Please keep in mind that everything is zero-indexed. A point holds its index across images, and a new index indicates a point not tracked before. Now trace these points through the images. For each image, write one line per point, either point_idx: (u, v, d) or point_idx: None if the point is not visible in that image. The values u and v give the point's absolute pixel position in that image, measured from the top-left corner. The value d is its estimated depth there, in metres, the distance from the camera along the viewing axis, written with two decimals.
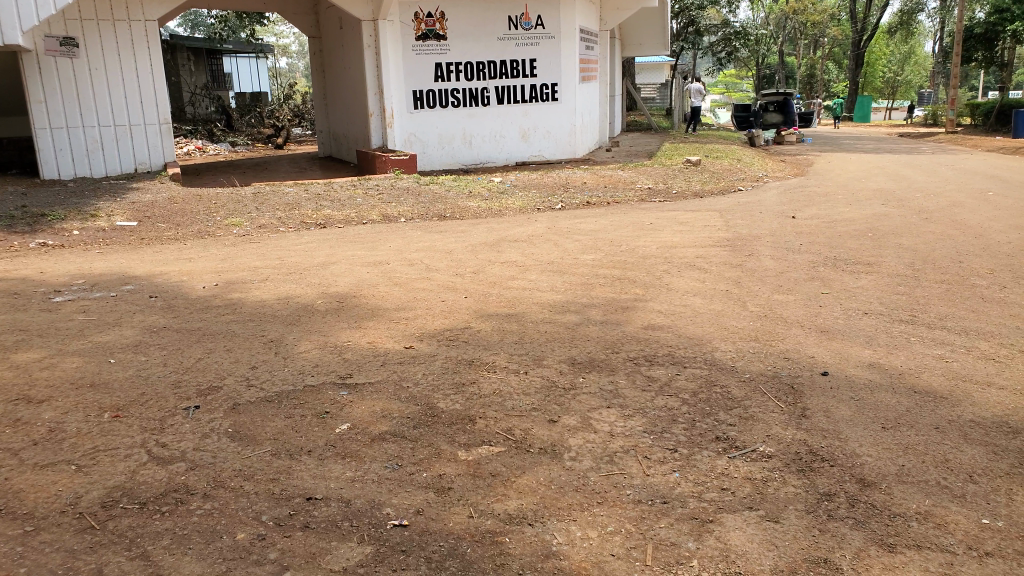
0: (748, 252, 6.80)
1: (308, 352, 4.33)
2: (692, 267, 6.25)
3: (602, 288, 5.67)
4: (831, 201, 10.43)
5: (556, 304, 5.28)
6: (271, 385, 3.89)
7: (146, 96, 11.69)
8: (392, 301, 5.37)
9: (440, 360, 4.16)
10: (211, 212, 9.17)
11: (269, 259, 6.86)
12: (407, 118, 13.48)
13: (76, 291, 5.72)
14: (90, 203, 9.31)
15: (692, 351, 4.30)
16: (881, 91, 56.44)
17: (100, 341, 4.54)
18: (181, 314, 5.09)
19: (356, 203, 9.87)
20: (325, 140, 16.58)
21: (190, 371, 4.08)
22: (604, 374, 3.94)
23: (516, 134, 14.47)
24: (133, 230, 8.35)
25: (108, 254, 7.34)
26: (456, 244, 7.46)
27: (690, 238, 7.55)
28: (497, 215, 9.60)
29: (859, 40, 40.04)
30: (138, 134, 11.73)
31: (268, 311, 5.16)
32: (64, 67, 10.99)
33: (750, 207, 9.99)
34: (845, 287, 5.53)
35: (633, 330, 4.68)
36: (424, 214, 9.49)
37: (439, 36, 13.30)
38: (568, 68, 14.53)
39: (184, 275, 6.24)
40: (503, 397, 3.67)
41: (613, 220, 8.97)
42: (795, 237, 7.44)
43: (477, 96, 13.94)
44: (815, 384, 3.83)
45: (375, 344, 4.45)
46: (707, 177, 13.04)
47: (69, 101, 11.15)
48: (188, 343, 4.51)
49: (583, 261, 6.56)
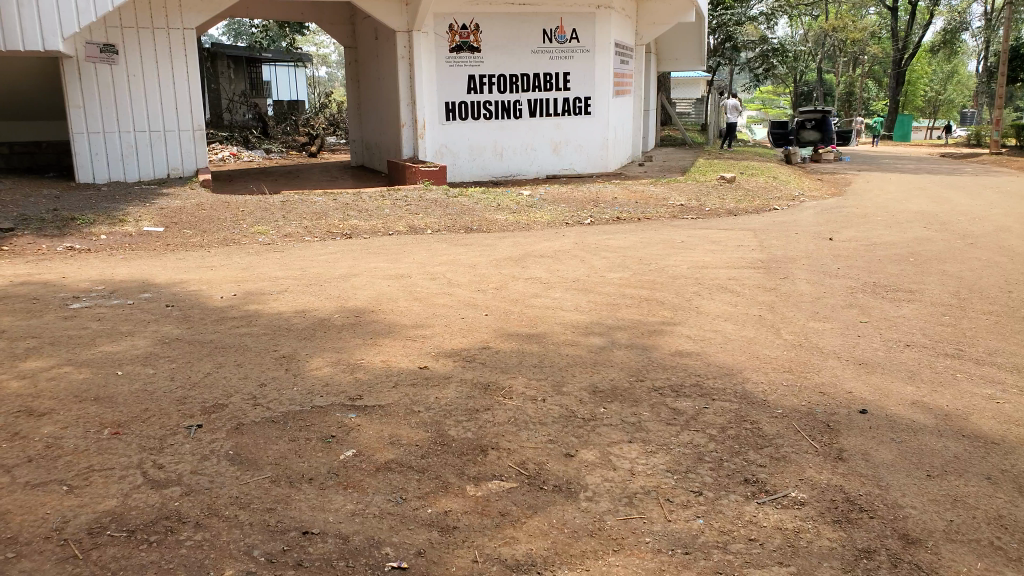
0: (782, 275, 6.53)
1: (319, 370, 4.18)
2: (724, 290, 6.00)
3: (628, 309, 5.45)
4: (870, 222, 10.09)
5: (579, 325, 5.07)
6: (277, 404, 3.74)
7: (181, 103, 11.74)
8: (409, 317, 5.21)
9: (455, 383, 3.98)
10: (237, 219, 9.12)
11: (291, 269, 6.76)
12: (438, 129, 13.40)
13: (94, 297, 5.65)
14: (119, 207, 9.33)
15: (722, 381, 4.07)
16: (922, 110, 55.50)
17: (110, 351, 4.43)
18: (196, 325, 4.98)
19: (383, 213, 9.77)
20: (357, 149, 16.57)
21: (197, 386, 3.95)
22: (626, 404, 3.72)
23: (547, 147, 14.30)
24: (159, 235, 8.33)
25: (132, 260, 7.30)
26: (480, 258, 7.29)
27: (722, 258, 7.29)
28: (524, 229, 9.42)
29: (901, 58, 39.26)
30: (172, 140, 11.77)
31: (284, 324, 5.02)
32: (103, 73, 11.10)
33: (785, 226, 9.69)
34: (885, 316, 5.24)
35: (660, 356, 4.46)
36: (450, 227, 9.35)
37: (472, 48, 13.21)
38: (602, 82, 14.33)
39: (203, 284, 6.15)
40: (518, 427, 3.48)
41: (642, 237, 8.74)
42: (833, 261, 7.14)
43: (509, 108, 13.81)
44: (853, 423, 3.57)
45: (389, 363, 4.29)
46: (741, 195, 12.74)
47: (107, 106, 11.24)
48: (199, 356, 4.39)
49: (610, 280, 6.34)
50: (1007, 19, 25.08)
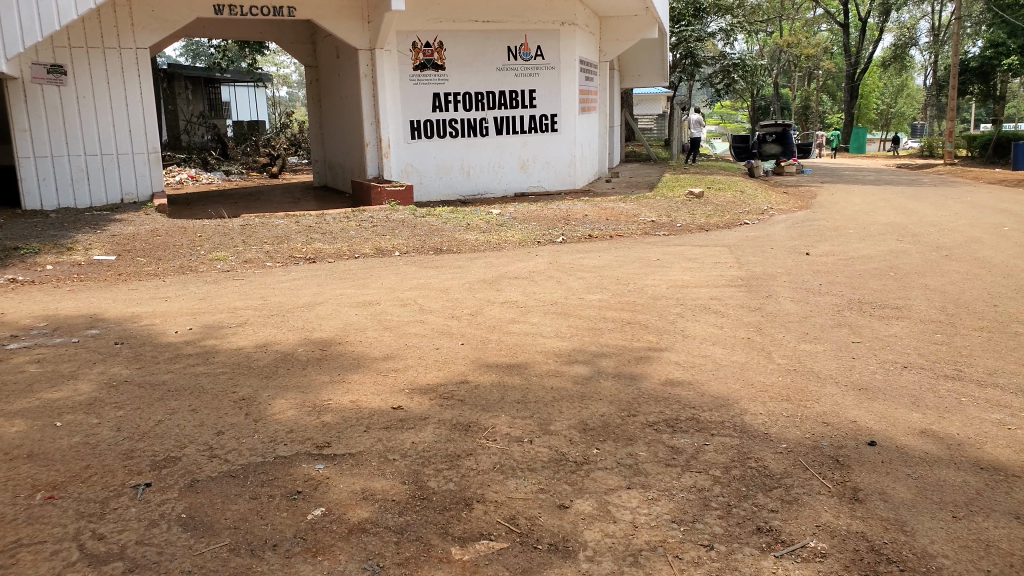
0: (765, 293, 6.33)
1: (282, 414, 3.81)
2: (708, 311, 5.78)
3: (612, 334, 5.18)
4: (843, 235, 10.03)
5: (562, 353, 4.78)
6: (236, 456, 3.37)
7: (134, 125, 11.23)
8: (381, 349, 4.87)
9: (432, 424, 3.65)
10: (194, 245, 8.68)
11: (251, 299, 6.37)
12: (403, 148, 13.09)
13: (36, 335, 5.20)
14: (67, 235, 8.83)
15: (719, 414, 3.81)
16: (875, 122, 56.90)
17: (49, 398, 4.00)
18: (147, 365, 4.56)
19: (349, 235, 9.41)
20: (320, 169, 16.15)
21: (147, 436, 3.55)
22: (620, 444, 3.43)
23: (514, 164, 14.07)
24: (110, 265, 7.86)
25: (79, 292, 6.82)
26: (452, 282, 6.97)
27: (702, 277, 7.08)
28: (495, 249, 9.13)
29: (855, 72, 40.04)
30: (125, 163, 11.25)
31: (244, 361, 4.64)
32: (51, 95, 10.58)
33: (760, 241, 9.57)
34: (877, 336, 5.04)
35: (650, 387, 4.18)
36: (419, 248, 9.02)
37: (436, 66, 12.95)
38: (569, 99, 14.17)
39: (156, 317, 5.73)
40: (504, 475, 3.17)
41: (617, 255, 8.51)
42: (813, 277, 6.98)
43: (475, 126, 13.55)
44: (863, 457, 3.32)
45: (359, 402, 3.94)
46: (711, 210, 12.63)
47: (55, 129, 10.72)
48: (150, 401, 3.98)
49: (590, 302, 6.07)
50: (958, 33, 25.60)
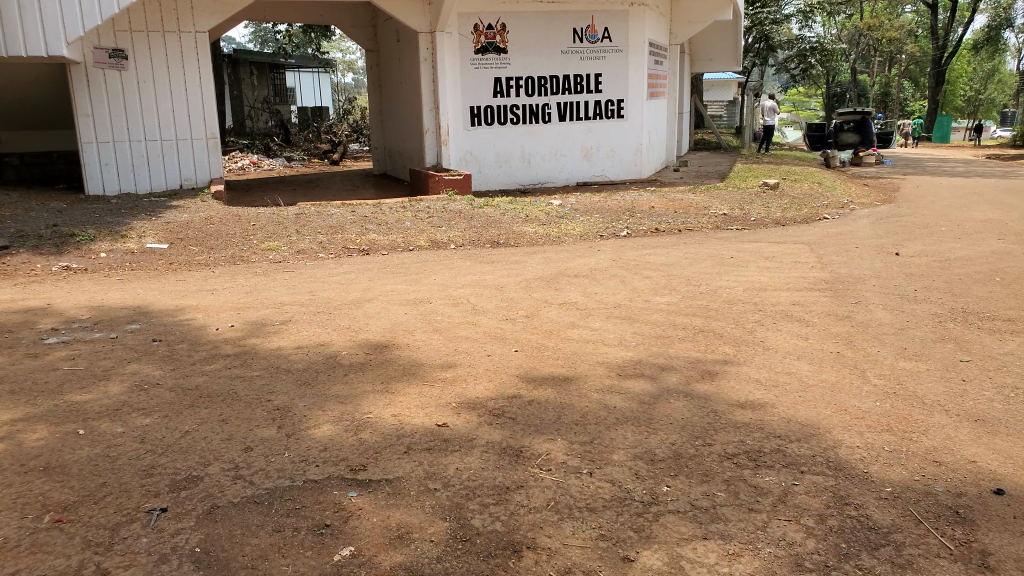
0: (854, 299, 5.72)
1: (317, 428, 3.47)
2: (789, 319, 5.23)
3: (682, 344, 4.70)
4: (935, 233, 9.23)
5: (626, 365, 4.32)
6: (262, 478, 3.04)
7: (193, 110, 11.17)
8: (429, 355, 4.50)
9: (480, 447, 3.26)
10: (247, 234, 8.50)
11: (299, 293, 6.10)
12: (463, 135, 12.71)
13: (75, 329, 5.01)
14: (124, 222, 8.77)
15: (808, 446, 3.30)
16: (960, 110, 53.98)
17: (75, 401, 3.76)
18: (181, 366, 4.30)
19: (404, 226, 9.11)
20: (380, 156, 15.94)
21: (171, 451, 3.27)
22: (695, 482, 2.98)
23: (577, 152, 13.57)
24: (163, 253, 7.73)
25: (128, 282, 6.68)
26: (508, 279, 6.57)
27: (781, 279, 6.50)
28: (555, 243, 8.70)
29: (941, 57, 37.89)
30: (184, 149, 11.21)
31: (283, 364, 4.34)
32: (112, 79, 10.60)
33: (842, 239, 8.86)
34: (989, 354, 4.41)
35: (727, 410, 3.69)
36: (475, 241, 8.65)
37: (499, 49, 12.53)
38: (636, 84, 13.59)
39: (199, 312, 5.50)
40: (559, 516, 2.75)
41: (687, 252, 7.96)
42: (906, 282, 6.33)
43: (538, 112, 13.09)
44: (990, 509, 2.78)
45: (401, 419, 3.58)
46: (786, 203, 11.88)
47: (117, 113, 10.75)
48: (179, 408, 3.71)
49: (658, 306, 5.59)
50: None
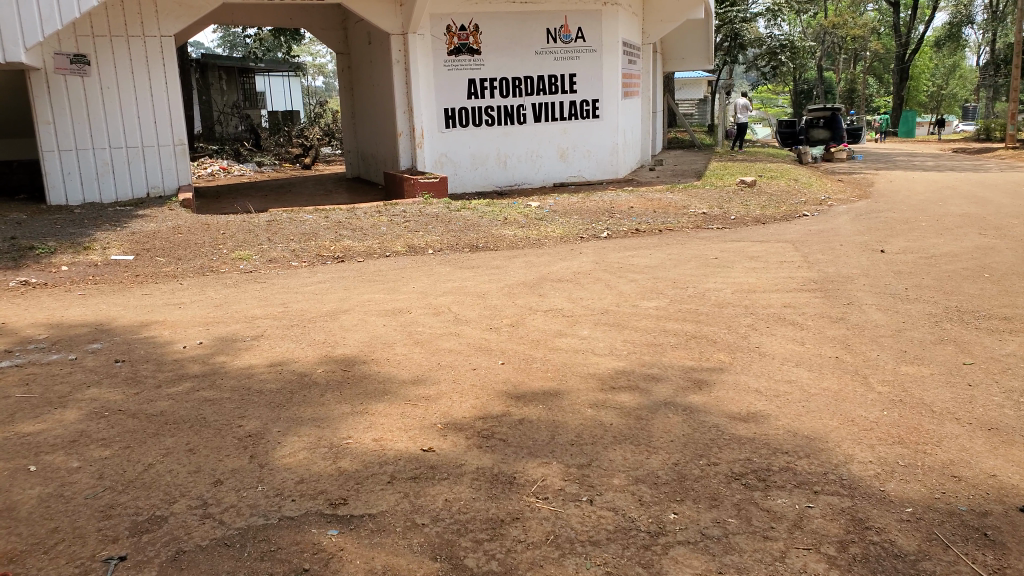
0: (846, 300, 5.58)
1: (292, 457, 3.20)
2: (782, 323, 5.07)
3: (675, 352, 4.50)
4: (917, 229, 9.17)
5: (619, 376, 4.11)
6: (233, 516, 2.77)
7: (160, 116, 10.76)
8: (411, 370, 4.25)
9: (470, 474, 3.03)
10: (216, 243, 8.16)
11: (272, 305, 5.81)
12: (437, 137, 12.44)
13: (31, 350, 4.66)
14: (86, 233, 8.38)
15: (818, 463, 3.12)
16: (925, 105, 54.78)
17: (29, 432, 3.45)
18: (145, 389, 4.00)
19: (379, 232, 8.83)
20: (352, 160, 15.60)
21: (133, 487, 2.96)
22: (703, 508, 2.78)
23: (553, 153, 13.38)
24: (128, 265, 7.38)
25: (91, 297, 6.32)
26: (490, 285, 6.34)
27: (769, 280, 6.34)
28: (535, 246, 8.48)
29: (906, 53, 38.37)
30: (151, 156, 10.80)
31: (256, 384, 4.05)
32: (74, 86, 10.18)
33: (825, 236, 8.76)
34: (991, 356, 4.27)
35: (729, 424, 3.49)
36: (454, 245, 8.40)
37: (472, 50, 12.29)
38: (611, 84, 13.43)
39: (165, 328, 5.18)
40: (561, 552, 2.53)
41: (671, 253, 7.79)
42: (894, 280, 6.21)
43: (513, 113, 12.87)
44: (1019, 532, 2.61)
45: (383, 443, 3.32)
46: (765, 200, 11.80)
47: (80, 121, 10.33)
48: (143, 437, 3.40)
49: (647, 311, 5.39)
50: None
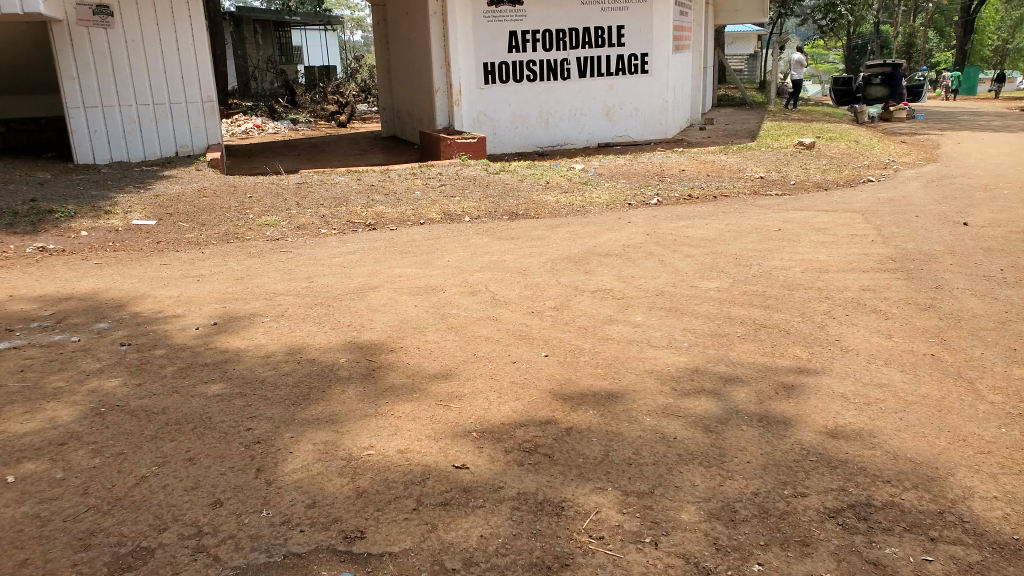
0: (932, 283, 4.95)
1: (304, 473, 2.76)
2: (863, 310, 4.48)
3: (745, 345, 3.96)
4: (997, 198, 8.41)
5: (680, 374, 3.59)
6: (231, 551, 2.35)
7: (187, 71, 10.32)
8: (442, 361, 3.78)
9: (509, 502, 2.56)
10: (242, 208, 7.76)
11: (295, 279, 5.39)
12: (476, 94, 11.82)
13: (34, 328, 4.30)
14: (109, 197, 8.05)
15: (932, 497, 2.57)
16: (988, 61, 52.06)
17: (14, 432, 3.07)
18: (150, 379, 3.60)
19: (414, 196, 8.35)
20: (388, 118, 15.09)
21: (119, 508, 2.55)
22: (795, 559, 2.27)
23: (598, 112, 12.65)
24: (149, 231, 7.02)
25: (107, 266, 5.96)
26: (531, 259, 5.84)
27: (841, 256, 5.72)
28: (580, 213, 7.92)
29: (972, 5, 36.23)
30: (178, 113, 10.41)
31: (271, 376, 3.62)
32: (98, 39, 9.80)
33: (897, 205, 8.06)
34: None
35: (816, 442, 2.95)
36: (493, 211, 7.88)
37: (513, 0, 11.60)
38: (661, 36, 12.61)
39: (179, 305, 4.80)
40: None
41: (728, 222, 7.18)
42: (986, 260, 5.53)
43: (556, 68, 12.18)
44: None
45: (409, 456, 2.86)
46: (824, 164, 11.00)
47: (105, 76, 9.96)
48: (139, 441, 3.00)
49: (707, 293, 4.83)
50: None
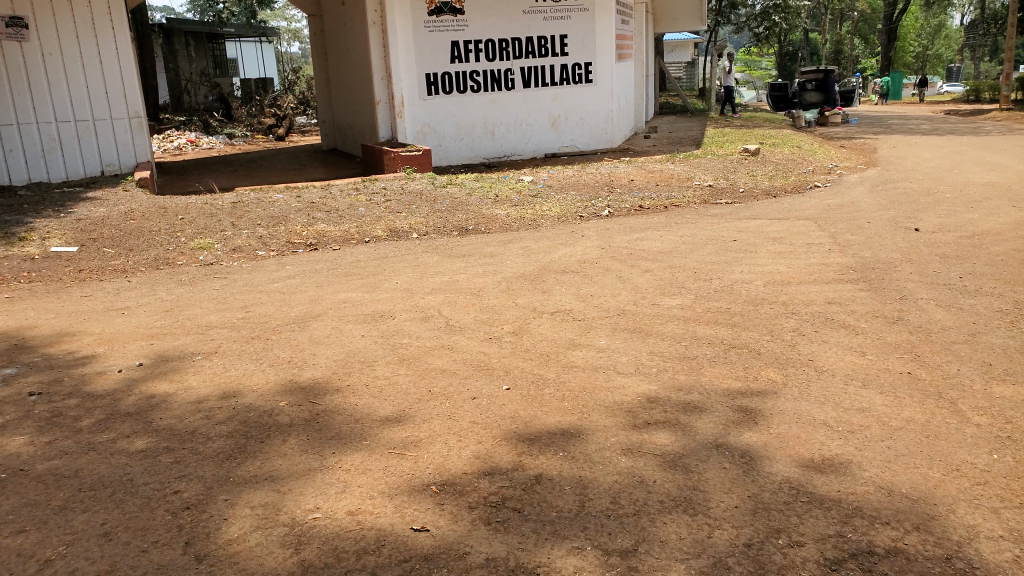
0: (897, 294, 4.83)
1: (241, 546, 2.41)
2: (832, 325, 4.32)
3: (717, 370, 3.73)
4: (941, 202, 8.49)
5: (653, 406, 3.34)
6: None
7: (111, 86, 9.75)
8: (394, 402, 3.45)
9: (478, 571, 2.26)
10: (173, 230, 7.27)
11: (231, 310, 4.99)
12: (419, 105, 11.50)
13: None
14: (25, 222, 7.45)
15: (938, 542, 2.37)
16: (911, 67, 54.06)
17: None
18: (61, 436, 3.18)
19: (358, 212, 7.98)
20: (328, 131, 14.62)
21: None
22: None
23: (544, 122, 12.47)
24: (69, 259, 6.49)
25: (19, 300, 5.43)
26: (484, 279, 5.55)
27: (802, 267, 5.59)
28: (532, 226, 7.67)
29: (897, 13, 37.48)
30: (103, 130, 9.81)
31: (202, 427, 3.24)
32: (11, 52, 9.14)
33: (846, 211, 8.04)
34: None
35: (806, 479, 2.73)
36: (441, 227, 7.58)
37: (454, 10, 11.34)
38: (605, 45, 12.51)
39: (99, 343, 4.34)
40: None
41: (684, 233, 7.03)
42: (943, 267, 5.47)
43: (501, 78, 11.95)
44: None
45: (360, 519, 2.54)
46: (770, 170, 11.02)
47: (20, 92, 9.31)
48: (46, 514, 2.59)
49: (671, 311, 4.62)
50: None
